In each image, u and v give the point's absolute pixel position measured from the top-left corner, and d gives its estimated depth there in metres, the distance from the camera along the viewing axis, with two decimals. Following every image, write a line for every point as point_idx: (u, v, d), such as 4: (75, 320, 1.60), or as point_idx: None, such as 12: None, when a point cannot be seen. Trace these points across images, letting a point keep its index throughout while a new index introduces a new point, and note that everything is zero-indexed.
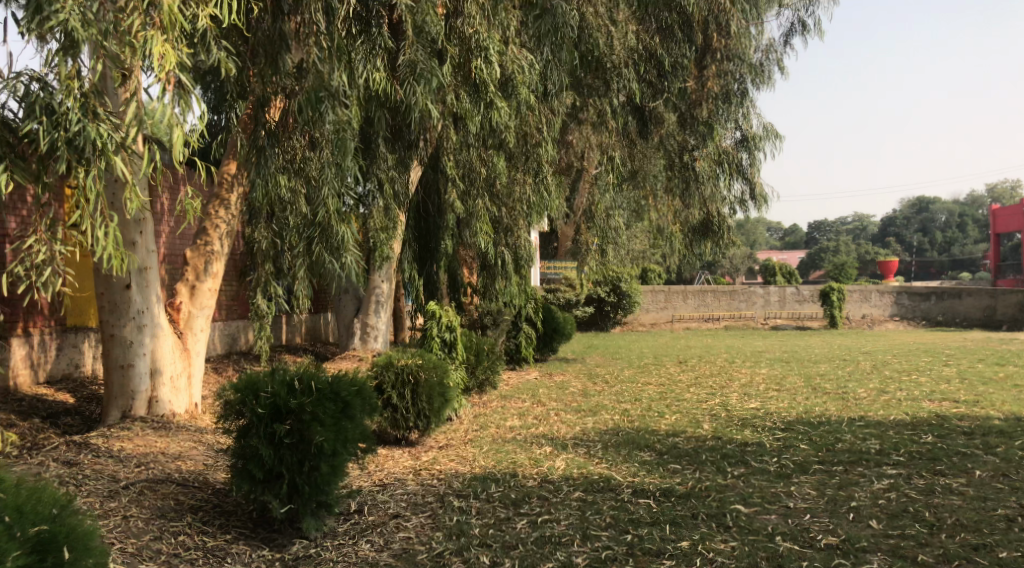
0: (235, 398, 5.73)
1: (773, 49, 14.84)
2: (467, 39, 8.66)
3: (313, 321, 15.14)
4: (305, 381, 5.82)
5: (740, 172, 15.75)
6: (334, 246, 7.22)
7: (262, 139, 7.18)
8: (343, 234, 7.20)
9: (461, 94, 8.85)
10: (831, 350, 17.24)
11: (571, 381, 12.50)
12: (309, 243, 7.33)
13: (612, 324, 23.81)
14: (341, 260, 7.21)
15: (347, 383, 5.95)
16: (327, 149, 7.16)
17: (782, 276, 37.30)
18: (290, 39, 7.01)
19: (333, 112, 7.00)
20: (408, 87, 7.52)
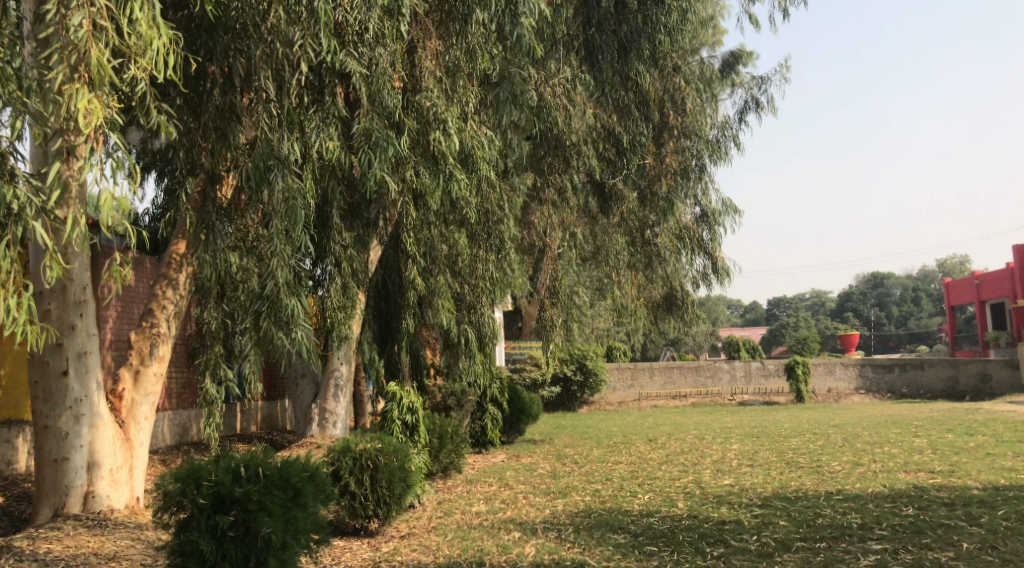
0: (175, 487, 5.40)
1: (729, 125, 14.95)
2: (424, 111, 8.51)
3: (270, 408, 14.65)
4: (251, 468, 5.52)
5: (702, 247, 15.67)
6: (283, 320, 6.73)
7: (210, 216, 6.96)
8: (292, 308, 6.72)
9: (420, 167, 8.64)
10: (801, 424, 17.02)
11: (539, 462, 12.09)
12: (256, 318, 6.82)
13: (579, 404, 23.48)
14: (291, 336, 6.74)
15: (297, 470, 5.67)
16: (278, 219, 6.69)
17: (747, 352, 37.33)
18: (240, 110, 6.80)
19: (284, 182, 6.62)
20: (363, 157, 7.22)
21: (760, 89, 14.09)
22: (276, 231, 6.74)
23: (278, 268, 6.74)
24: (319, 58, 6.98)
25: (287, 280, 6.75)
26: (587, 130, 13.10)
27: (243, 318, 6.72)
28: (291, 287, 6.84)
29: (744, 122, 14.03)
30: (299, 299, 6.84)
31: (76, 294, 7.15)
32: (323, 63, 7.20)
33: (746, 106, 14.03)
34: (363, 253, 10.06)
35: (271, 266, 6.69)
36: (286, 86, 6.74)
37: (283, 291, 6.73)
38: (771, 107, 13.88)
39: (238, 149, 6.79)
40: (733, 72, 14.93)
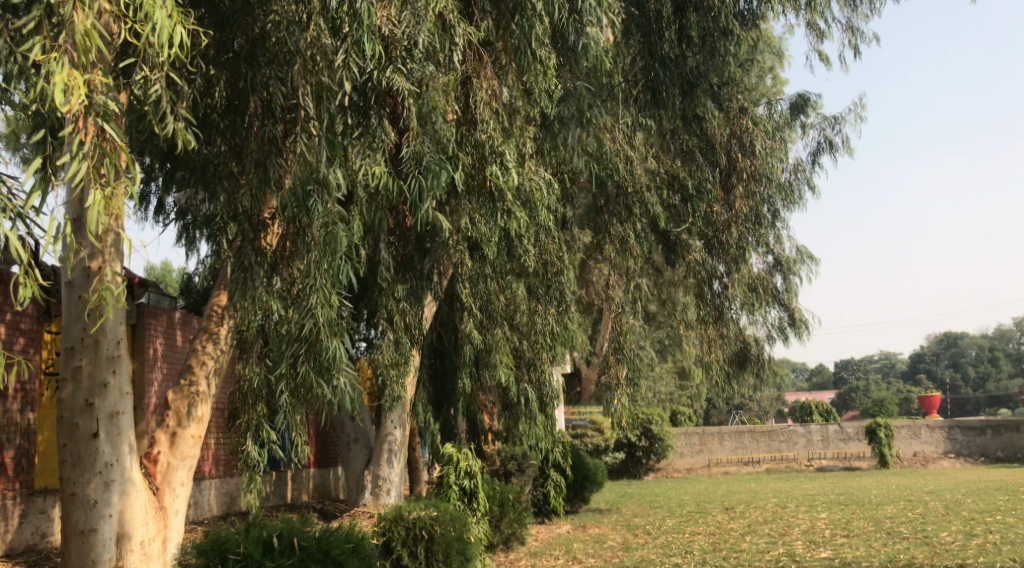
0: (198, 561, 4.75)
1: (803, 168, 14.12)
2: (480, 144, 7.92)
3: (321, 476, 13.98)
4: (286, 539, 4.90)
5: (777, 298, 14.69)
6: (324, 365, 5.92)
7: (248, 259, 6.34)
8: (335, 351, 5.93)
9: (478, 210, 8.17)
10: (891, 491, 15.71)
11: (608, 533, 11.12)
12: (293, 363, 5.98)
13: (645, 471, 22.34)
14: (334, 383, 5.93)
15: (338, 542, 5.03)
16: (318, 250, 6.00)
17: (819, 415, 35.72)
18: (283, 143, 6.21)
19: (324, 206, 6.06)
20: (412, 181, 6.68)
21: (834, 129, 13.30)
22: (319, 267, 6.01)
23: (319, 305, 5.96)
24: (363, 75, 6.56)
25: (330, 321, 5.97)
26: (651, 177, 12.40)
27: (278, 362, 5.91)
28: (333, 328, 6.03)
29: (817, 164, 13.18)
30: (342, 342, 6.02)
31: (109, 349, 6.50)
32: (368, 82, 6.70)
33: (819, 147, 13.23)
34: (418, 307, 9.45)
35: (311, 303, 5.92)
36: (327, 110, 6.26)
37: (325, 333, 5.93)
38: (846, 148, 13.09)
39: (280, 186, 6.15)
40: (801, 114, 13.98)
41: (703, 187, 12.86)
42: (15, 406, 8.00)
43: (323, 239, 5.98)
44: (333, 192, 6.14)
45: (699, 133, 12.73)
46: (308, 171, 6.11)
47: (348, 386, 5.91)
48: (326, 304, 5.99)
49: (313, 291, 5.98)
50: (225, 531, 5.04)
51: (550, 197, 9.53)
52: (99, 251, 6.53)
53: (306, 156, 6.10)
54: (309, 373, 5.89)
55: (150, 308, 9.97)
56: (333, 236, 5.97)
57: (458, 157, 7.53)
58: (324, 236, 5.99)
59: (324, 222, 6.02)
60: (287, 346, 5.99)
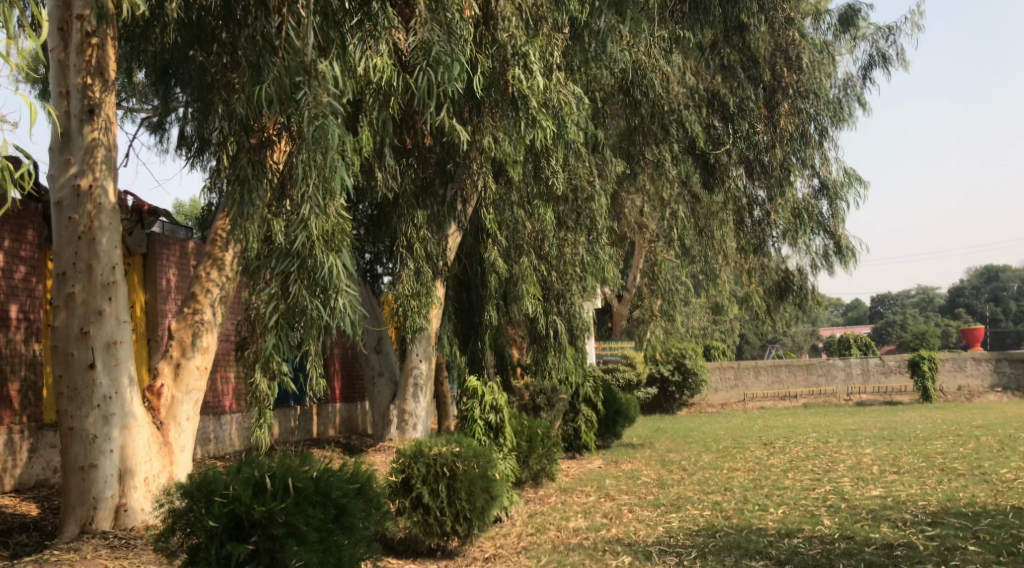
0: (185, 503, 4.49)
1: (853, 83, 13.20)
2: (503, 45, 7.43)
3: (347, 410, 13.66)
4: (280, 480, 4.55)
5: (822, 225, 13.79)
6: (320, 284, 5.45)
7: (244, 170, 5.85)
8: (332, 269, 5.43)
9: (502, 111, 7.72)
10: (938, 425, 15.09)
11: (642, 469, 10.67)
12: (283, 282, 5.52)
13: (678, 406, 21.88)
14: (333, 305, 5.44)
15: (339, 482, 4.70)
16: (310, 150, 5.45)
17: (858, 348, 34.99)
18: (273, 35, 5.64)
19: (312, 98, 5.47)
20: (420, 73, 6.14)
21: (887, 41, 12.40)
22: (314, 170, 5.49)
23: (313, 218, 5.47)
24: None
25: (325, 234, 5.48)
26: (688, 94, 11.63)
27: (270, 280, 5.49)
28: (331, 243, 5.53)
29: (868, 79, 12.29)
30: (341, 259, 5.53)
31: (103, 274, 6.03)
32: None
33: (872, 61, 12.34)
34: (440, 233, 8.94)
35: (304, 215, 5.45)
36: None
37: (320, 248, 5.45)
38: (901, 61, 12.22)
39: (271, 83, 5.59)
40: (850, 28, 13.11)
41: (744, 105, 12.10)
42: (19, 337, 7.56)
43: (311, 135, 5.41)
44: (325, 82, 5.54)
45: (741, 47, 11.94)
46: (297, 60, 5.54)
47: (348, 307, 5.41)
48: (321, 216, 5.50)
49: (305, 201, 5.47)
50: (216, 469, 4.72)
51: (580, 113, 8.87)
52: (89, 168, 6.05)
53: (295, 43, 5.58)
54: (304, 294, 5.41)
55: (161, 237, 9.52)
56: (322, 129, 5.38)
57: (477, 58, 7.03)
58: (314, 134, 5.41)
59: (312, 116, 5.43)
60: (278, 263, 5.54)
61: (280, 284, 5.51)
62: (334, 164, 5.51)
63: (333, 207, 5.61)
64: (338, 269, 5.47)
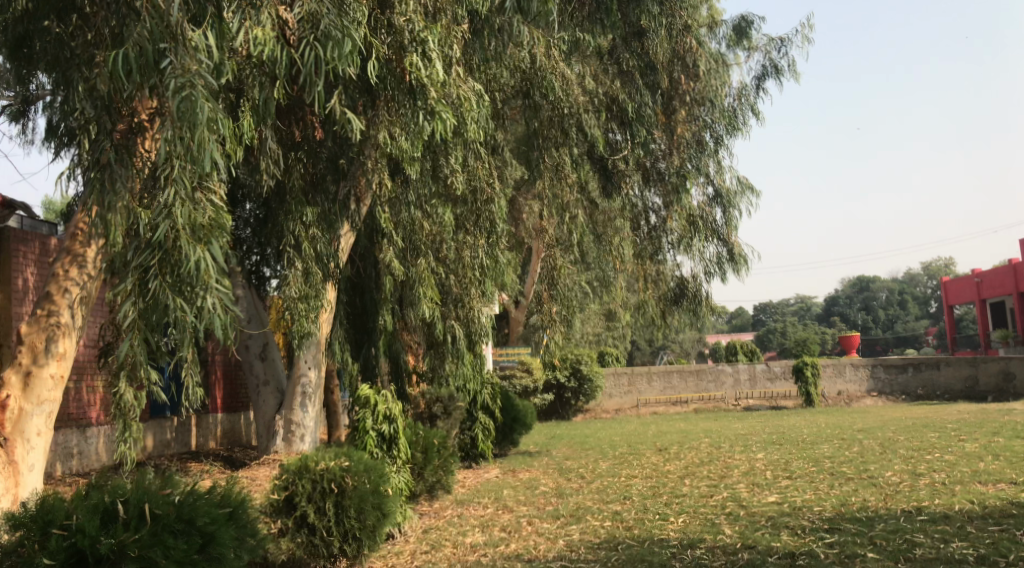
0: (21, 536, 3.95)
1: (747, 92, 13.31)
2: (398, 29, 7.21)
3: (231, 421, 12.97)
4: (134, 507, 4.10)
5: (716, 231, 13.77)
6: (185, 281, 4.97)
7: (106, 154, 5.30)
8: (199, 263, 4.94)
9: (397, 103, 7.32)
10: (823, 429, 15.44)
11: (539, 478, 10.43)
12: (143, 276, 5.03)
13: (573, 412, 21.86)
14: (201, 303, 4.97)
15: (205, 507, 4.30)
16: (175, 126, 4.98)
17: (743, 354, 35.92)
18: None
19: (179, 66, 5.03)
20: (307, 47, 5.83)
21: (779, 52, 12.59)
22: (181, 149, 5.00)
23: (179, 206, 5.06)
24: None
25: (192, 224, 5.04)
26: (588, 97, 11.51)
27: (127, 276, 5.01)
28: (199, 234, 5.08)
29: (761, 88, 12.43)
30: (211, 252, 5.05)
31: None
32: None
33: (764, 72, 12.50)
34: (331, 233, 8.50)
35: (167, 202, 5.02)
36: None
37: (186, 239, 4.99)
38: (793, 72, 12.43)
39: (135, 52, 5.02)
40: (743, 39, 13.21)
41: (642, 111, 11.95)
42: None
43: (177, 106, 4.91)
44: (193, 52, 5.12)
45: (640, 52, 11.91)
46: (162, 24, 5.10)
47: (218, 306, 4.91)
48: (187, 203, 5.09)
49: (169, 185, 5.08)
50: (62, 495, 4.23)
51: (478, 111, 8.57)
52: None
53: (162, 8, 5.12)
54: (168, 292, 4.93)
55: (17, 233, 8.81)
56: (189, 101, 4.90)
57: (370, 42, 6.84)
58: (179, 106, 4.91)
59: (179, 85, 4.94)
60: (138, 257, 5.06)
61: (138, 280, 5.02)
62: (203, 142, 5.04)
63: (196, 186, 5.19)
64: (207, 262, 5.00)
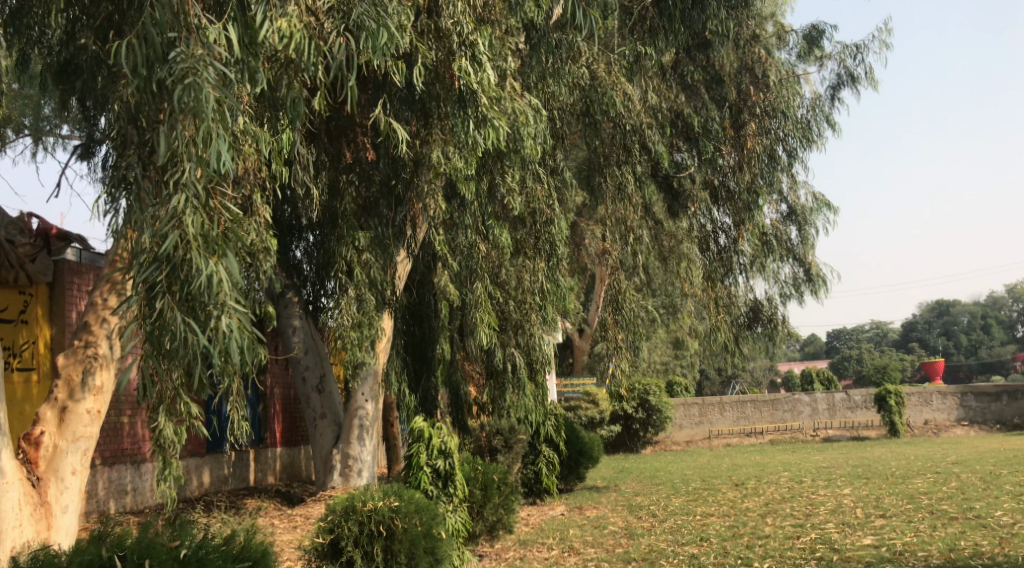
0: None
1: (821, 103, 12.54)
2: (445, 33, 6.89)
3: (289, 455, 12.65)
4: (134, 563, 3.63)
5: (792, 252, 13.03)
6: (197, 298, 4.53)
7: (129, 168, 4.97)
8: (214, 279, 4.51)
9: (446, 112, 7.10)
10: (914, 462, 14.45)
11: (608, 516, 9.80)
12: (148, 295, 4.55)
13: (642, 444, 21.06)
14: (214, 325, 4.54)
15: (216, 563, 3.82)
16: (180, 119, 4.65)
17: (820, 383, 34.57)
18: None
19: (186, 53, 4.69)
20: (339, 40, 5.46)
21: (855, 60, 11.88)
22: (189, 149, 4.70)
23: (191, 214, 4.62)
24: None
25: (204, 235, 4.60)
26: (650, 113, 10.98)
27: (132, 294, 4.54)
28: (212, 246, 4.65)
29: (837, 98, 11.73)
30: (226, 266, 4.61)
31: None
32: None
33: (839, 81, 11.80)
34: (385, 259, 8.11)
35: (180, 211, 4.59)
36: None
37: (199, 251, 4.56)
38: (870, 81, 11.70)
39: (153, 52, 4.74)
40: (815, 49, 12.54)
41: (709, 126, 11.60)
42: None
43: (179, 98, 4.56)
44: (203, 42, 4.81)
45: (705, 65, 11.55)
46: (171, 12, 4.77)
47: (234, 328, 4.47)
48: (200, 211, 4.66)
49: (181, 191, 4.67)
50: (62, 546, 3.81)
51: (536, 125, 8.14)
52: None
53: None
54: (177, 312, 4.48)
55: (71, 265, 8.69)
56: (192, 90, 4.55)
57: (416, 45, 6.55)
58: (182, 98, 4.57)
59: (182, 73, 4.61)
60: (142, 271, 4.60)
61: (143, 299, 4.55)
62: (210, 137, 4.65)
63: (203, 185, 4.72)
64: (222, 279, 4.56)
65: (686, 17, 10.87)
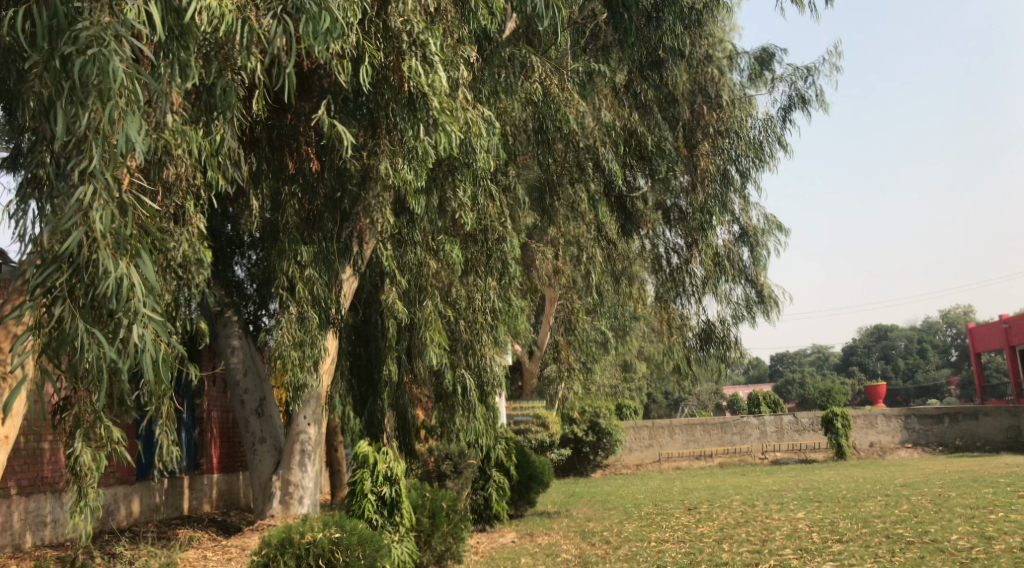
0: None
1: (773, 124, 12.48)
2: (395, 35, 6.60)
3: (226, 482, 12.08)
4: None
5: (744, 274, 12.89)
6: (104, 304, 4.22)
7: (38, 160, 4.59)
8: (123, 283, 4.18)
9: (394, 113, 6.78)
10: (865, 484, 14.41)
11: (560, 543, 9.48)
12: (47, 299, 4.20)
13: (592, 468, 20.77)
14: (123, 333, 4.30)
15: None
16: (84, 97, 4.25)
17: (766, 406, 34.76)
18: None
19: (92, 20, 4.24)
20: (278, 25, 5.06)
21: (806, 82, 11.86)
22: (96, 133, 4.28)
23: (100, 209, 4.20)
24: None
25: (114, 232, 4.20)
26: (604, 130, 10.80)
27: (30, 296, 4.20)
28: (121, 246, 4.29)
29: (789, 119, 11.67)
30: (137, 268, 4.32)
31: None
32: None
33: (791, 102, 11.77)
34: (329, 276, 7.75)
35: (87, 205, 4.15)
36: None
37: (108, 251, 4.18)
38: (821, 102, 11.68)
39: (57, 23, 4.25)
40: (767, 70, 12.49)
41: (662, 146, 11.35)
42: None
43: (82, 71, 4.15)
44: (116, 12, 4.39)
45: (657, 84, 11.43)
46: None
47: (146, 339, 4.18)
48: (109, 206, 4.23)
49: (88, 183, 4.23)
50: None
51: (487, 138, 7.85)
52: None
53: None
54: (79, 320, 4.15)
55: None
56: (97, 62, 4.12)
57: (363, 43, 6.25)
58: (84, 72, 4.18)
59: (87, 43, 4.17)
60: (39, 273, 4.20)
61: (41, 303, 4.22)
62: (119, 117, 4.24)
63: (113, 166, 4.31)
64: (133, 282, 4.25)
65: (641, 35, 10.77)
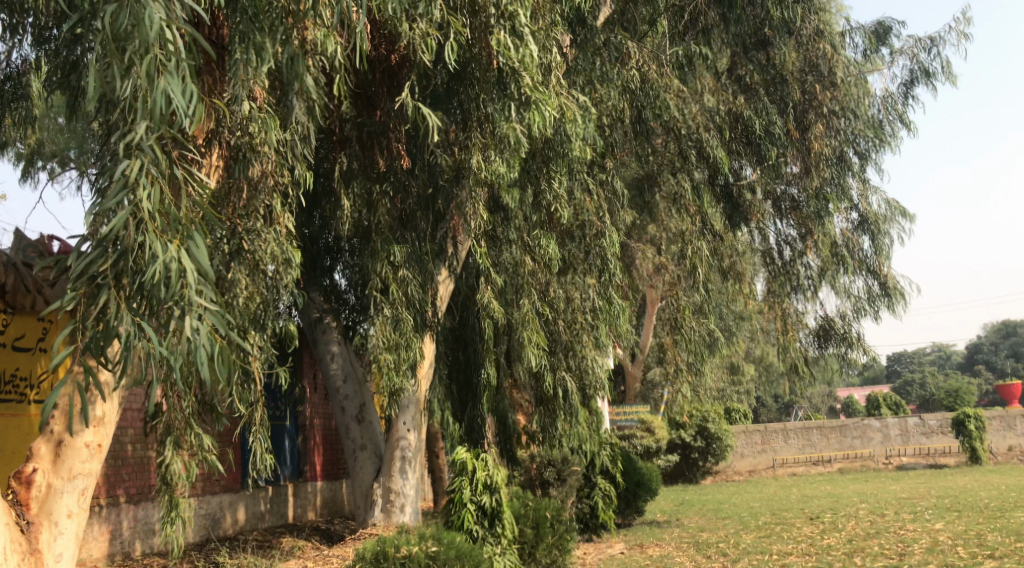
0: None
1: (894, 101, 11.60)
2: (482, 15, 6.25)
3: (329, 490, 11.96)
4: None
5: (864, 264, 11.93)
6: (154, 292, 4.01)
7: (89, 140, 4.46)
8: (174, 267, 3.96)
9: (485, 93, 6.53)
10: (1005, 492, 13.28)
11: (674, 555, 8.92)
12: (92, 283, 4.08)
13: (702, 474, 19.96)
14: (175, 325, 4.05)
15: None
16: (125, 58, 4.12)
17: (887, 408, 33.05)
18: None
19: None
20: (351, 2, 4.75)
21: (929, 54, 10.97)
22: (141, 97, 4.11)
23: (146, 185, 4.10)
24: None
25: (163, 213, 4.08)
26: (708, 116, 10.22)
27: (72, 287, 4.03)
28: (171, 226, 4.13)
29: (911, 95, 10.81)
30: (187, 250, 4.11)
31: None
32: None
33: (913, 77, 10.90)
34: (422, 276, 7.43)
35: (132, 180, 4.03)
36: None
37: (156, 232, 4.04)
38: (947, 74, 10.77)
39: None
40: (885, 45, 11.64)
41: (772, 129, 10.58)
42: None
43: (118, 23, 3.99)
44: None
45: (764, 64, 10.77)
46: None
47: (200, 331, 3.94)
48: (157, 181, 4.13)
49: (135, 157, 4.11)
50: None
51: (584, 123, 7.40)
52: None
53: None
54: (125, 311, 3.95)
55: None
56: (133, 10, 3.98)
57: (451, 23, 5.92)
58: (118, 21, 4.00)
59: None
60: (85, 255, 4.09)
61: (84, 291, 4.07)
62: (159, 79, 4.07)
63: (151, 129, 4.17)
64: (184, 267, 4.02)
65: (746, 13, 10.16)
